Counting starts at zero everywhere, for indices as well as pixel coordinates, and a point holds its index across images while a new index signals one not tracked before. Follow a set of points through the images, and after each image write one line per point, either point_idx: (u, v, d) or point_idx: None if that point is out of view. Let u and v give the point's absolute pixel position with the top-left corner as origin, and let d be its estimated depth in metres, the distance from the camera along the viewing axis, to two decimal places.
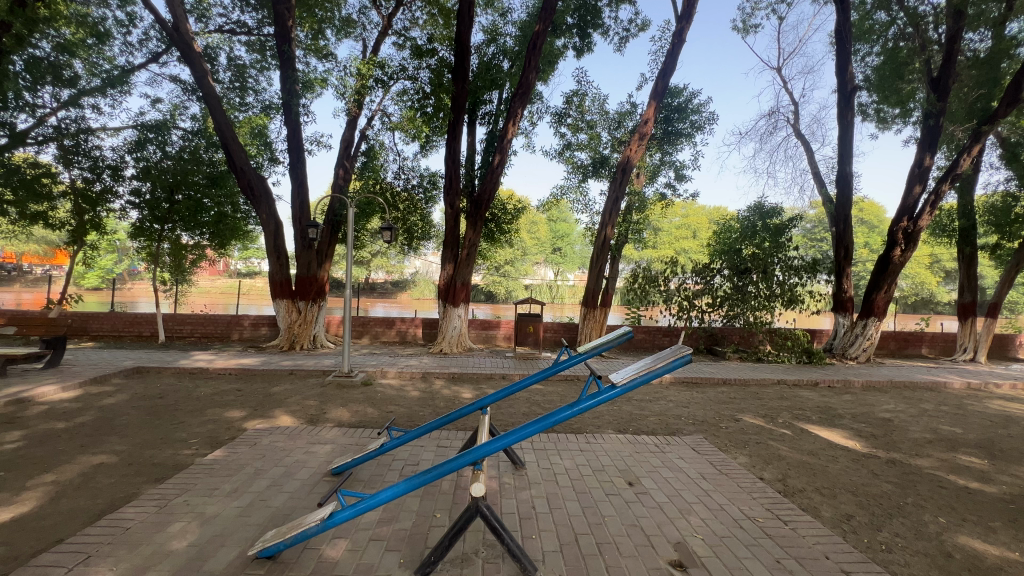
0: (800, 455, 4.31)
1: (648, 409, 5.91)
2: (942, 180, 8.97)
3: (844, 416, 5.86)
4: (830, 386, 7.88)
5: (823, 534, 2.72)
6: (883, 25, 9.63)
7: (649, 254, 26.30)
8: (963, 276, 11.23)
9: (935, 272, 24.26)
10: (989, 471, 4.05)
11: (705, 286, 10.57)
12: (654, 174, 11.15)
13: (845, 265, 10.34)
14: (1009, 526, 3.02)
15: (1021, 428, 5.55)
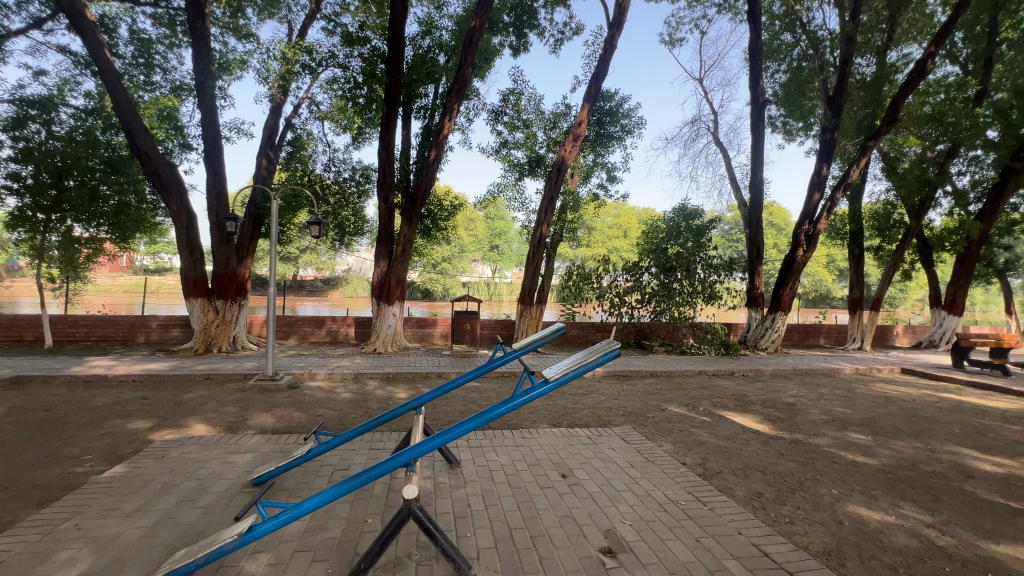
0: (717, 440, 4.65)
1: (582, 403, 6.10)
2: (836, 188, 10.01)
3: (755, 403, 6.42)
4: (744, 375, 8.58)
5: (736, 512, 2.95)
6: (788, 46, 10.65)
7: (583, 252, 27.19)
8: (853, 274, 12.63)
9: (831, 271, 27.18)
10: (872, 446, 4.61)
11: (634, 283, 11.08)
12: (587, 175, 11.53)
13: (756, 263, 11.24)
14: (887, 493, 3.45)
15: (897, 407, 6.38)
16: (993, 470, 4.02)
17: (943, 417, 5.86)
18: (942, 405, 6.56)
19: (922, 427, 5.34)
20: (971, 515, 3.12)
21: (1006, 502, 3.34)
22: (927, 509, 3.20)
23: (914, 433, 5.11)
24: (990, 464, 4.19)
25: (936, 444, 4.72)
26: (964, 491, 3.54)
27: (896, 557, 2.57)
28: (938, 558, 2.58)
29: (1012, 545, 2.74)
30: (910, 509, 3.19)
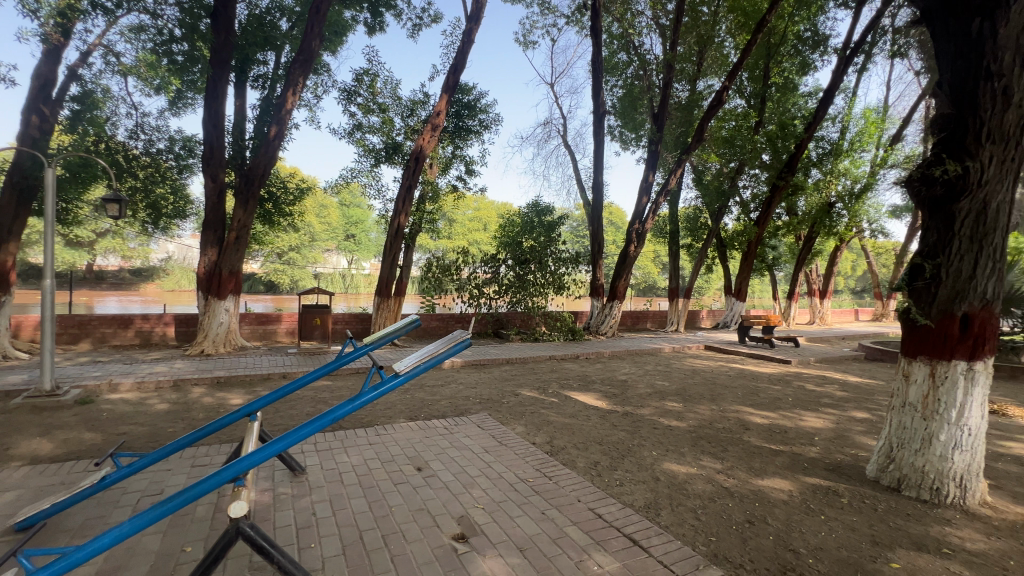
0: (563, 418, 5.09)
1: (440, 394, 6.11)
2: (659, 193, 11.64)
3: (595, 382, 7.18)
4: (587, 357, 9.52)
5: (577, 482, 3.26)
6: (623, 64, 12.04)
7: (444, 244, 27.26)
8: (672, 268, 14.89)
9: (656, 265, 31.73)
10: (682, 411, 5.53)
11: (491, 275, 11.47)
12: (446, 166, 11.51)
13: (598, 257, 12.50)
14: (692, 449, 4.15)
15: (701, 377, 7.74)
16: (761, 422, 5.13)
17: (731, 383, 7.30)
18: (730, 374, 8.17)
19: (716, 393, 6.58)
20: (746, 459, 3.93)
21: (768, 446, 4.29)
22: (718, 458, 3.95)
23: (712, 397, 6.26)
24: (760, 417, 5.34)
25: (725, 405, 5.86)
26: (743, 441, 4.45)
27: (696, 501, 3.12)
28: (724, 496, 3.19)
29: (771, 478, 3.54)
30: (707, 460, 3.89)
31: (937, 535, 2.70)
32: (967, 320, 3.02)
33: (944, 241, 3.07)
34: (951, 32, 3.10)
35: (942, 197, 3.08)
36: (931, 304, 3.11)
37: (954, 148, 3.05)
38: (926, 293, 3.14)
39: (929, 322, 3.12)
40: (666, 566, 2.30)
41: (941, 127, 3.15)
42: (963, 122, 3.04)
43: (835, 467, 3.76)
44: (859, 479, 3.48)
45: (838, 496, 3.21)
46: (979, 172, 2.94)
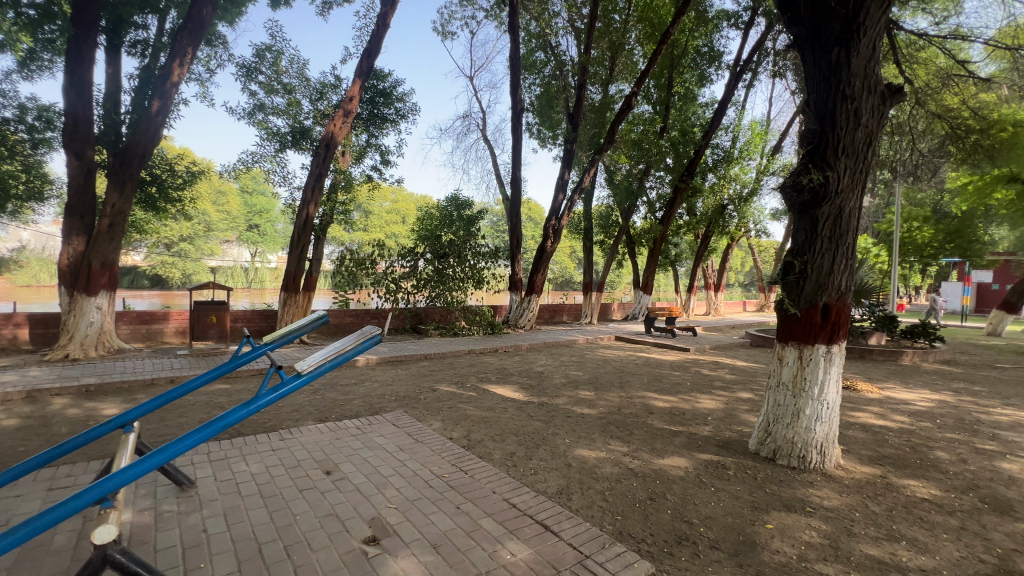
0: (481, 411, 5.12)
1: (353, 393, 5.85)
2: (574, 191, 12.08)
3: (513, 374, 7.31)
4: (505, 351, 9.66)
5: (492, 475, 3.29)
6: (541, 63, 12.29)
7: (359, 236, 26.09)
8: (586, 263, 15.53)
9: (572, 260, 33.01)
10: (594, 399, 5.82)
11: (410, 269, 11.14)
12: (360, 155, 10.99)
13: (516, 251, 12.68)
14: (601, 435, 4.38)
15: (611, 366, 8.19)
16: (663, 406, 5.55)
17: (638, 371, 7.82)
18: (638, 362, 8.74)
19: (625, 380, 7.01)
20: (649, 441, 4.23)
21: (668, 428, 4.65)
22: (625, 441, 4.21)
23: (620, 385, 6.65)
24: (662, 401, 5.77)
25: (632, 391, 6.27)
26: (647, 424, 4.78)
27: (604, 483, 3.30)
28: (630, 477, 3.41)
29: (670, 457, 3.84)
30: (615, 444, 4.13)
31: (802, 496, 3.10)
32: (826, 309, 3.49)
33: (809, 241, 3.51)
34: (816, 58, 3.54)
35: (808, 203, 3.53)
36: (800, 295, 3.55)
37: (818, 160, 3.48)
38: (796, 287, 3.57)
39: (798, 311, 3.56)
40: (575, 548, 2.40)
41: (808, 141, 3.60)
42: (824, 137, 3.47)
43: (724, 443, 4.18)
44: (743, 453, 3.90)
45: (726, 469, 3.57)
46: (836, 182, 3.40)
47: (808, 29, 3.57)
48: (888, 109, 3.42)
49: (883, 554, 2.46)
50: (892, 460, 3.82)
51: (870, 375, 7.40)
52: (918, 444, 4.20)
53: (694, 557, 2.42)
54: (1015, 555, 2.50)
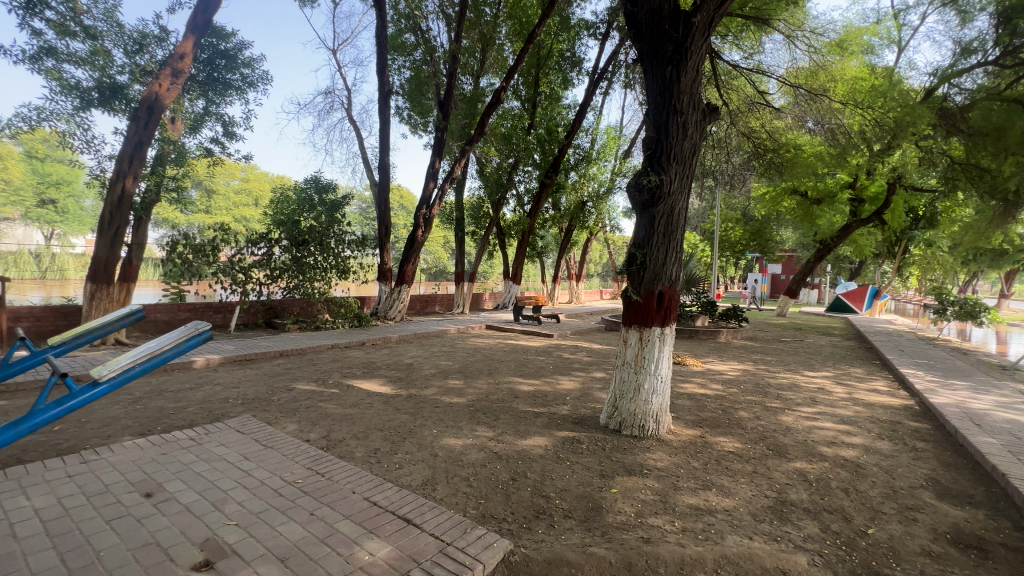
0: (343, 409, 4.81)
1: (186, 399, 5.05)
2: (445, 180, 11.97)
3: (380, 368, 7.04)
4: (373, 344, 9.24)
5: (353, 474, 3.13)
6: (410, 45, 11.82)
7: (199, 218, 22.47)
8: (458, 253, 15.55)
9: (446, 250, 32.93)
10: (463, 387, 5.88)
11: (264, 257, 9.87)
12: (196, 124, 9.45)
13: (385, 240, 12.15)
14: (468, 422, 4.45)
15: (481, 355, 8.36)
16: (528, 389, 5.83)
17: (506, 357, 8.12)
18: (506, 349, 9.08)
19: (493, 367, 7.22)
20: (514, 424, 4.42)
21: (531, 410, 4.91)
22: (491, 426, 4.33)
23: (489, 372, 6.82)
24: (527, 385, 6.07)
25: (500, 377, 6.49)
26: (512, 408, 4.98)
27: (469, 469, 3.36)
28: (494, 461, 3.52)
29: (532, 437, 4.06)
30: (481, 430, 4.23)
31: (641, 461, 3.53)
32: (661, 296, 4.00)
33: (648, 236, 3.97)
34: (654, 73, 3.98)
35: (647, 201, 3.99)
36: (641, 284, 4.01)
37: (655, 164, 3.95)
38: (637, 276, 4.02)
39: (639, 298, 4.02)
40: (437, 537, 2.41)
41: (647, 147, 4.05)
42: (660, 144, 3.94)
43: (579, 420, 4.56)
44: (595, 427, 4.30)
45: (580, 443, 3.89)
46: (668, 184, 3.90)
47: (649, 47, 4.01)
48: (708, 125, 4.01)
49: (699, 501, 2.92)
50: (708, 422, 4.56)
51: (696, 352, 8.73)
52: (727, 407, 5.09)
53: (550, 528, 2.59)
54: (787, 488, 3.17)
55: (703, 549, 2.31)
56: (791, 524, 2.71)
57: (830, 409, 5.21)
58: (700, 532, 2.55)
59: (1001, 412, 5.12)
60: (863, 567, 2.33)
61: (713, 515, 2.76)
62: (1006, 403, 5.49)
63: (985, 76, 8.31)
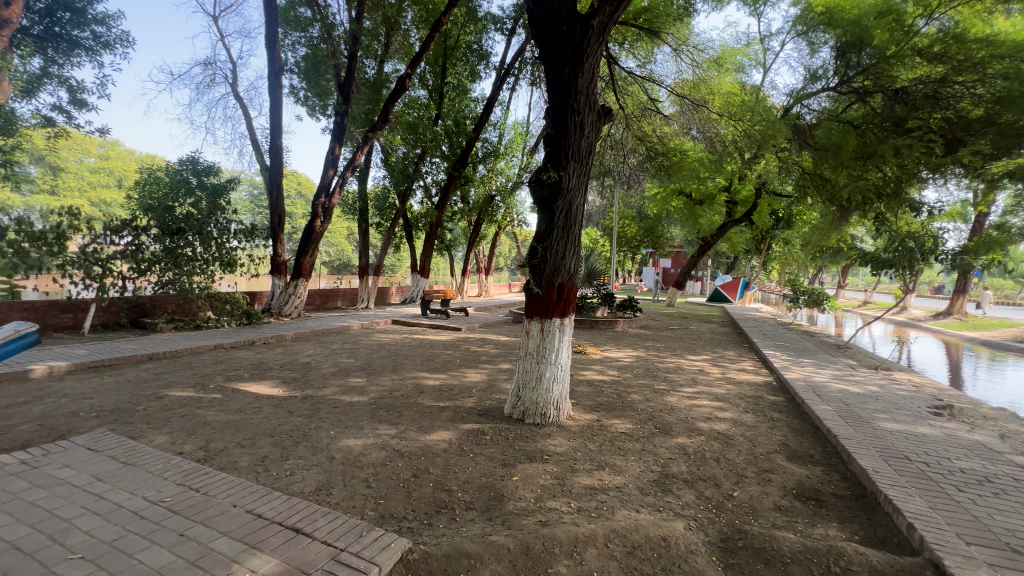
0: (226, 415, 4.35)
1: (19, 415, 4.21)
2: (346, 169, 11.30)
3: (273, 368, 6.48)
4: (265, 343, 8.47)
5: (234, 486, 2.84)
6: (305, 21, 10.91)
7: (40, 201, 18.84)
8: (362, 245, 14.80)
9: (350, 242, 31.34)
10: (365, 385, 5.62)
11: (129, 247, 8.56)
12: (31, 87, 7.88)
13: (278, 230, 11.19)
14: (369, 421, 4.27)
15: (385, 350, 8.07)
16: (433, 384, 5.75)
17: (412, 352, 7.93)
18: (412, 344, 8.86)
19: (398, 363, 7.00)
20: (417, 420, 4.33)
21: (436, 404, 4.85)
22: (393, 424, 4.20)
23: (393, 368, 6.60)
24: (432, 379, 5.98)
25: (405, 373, 6.30)
26: (417, 403, 4.88)
27: (368, 470, 3.22)
28: (396, 459, 3.41)
29: (436, 432, 4.01)
30: (383, 428, 4.08)
31: (541, 447, 3.66)
32: (561, 288, 4.15)
33: (549, 230, 4.09)
34: (554, 72, 4.10)
35: (548, 196, 4.10)
36: (541, 277, 4.14)
37: (555, 160, 4.09)
38: (539, 269, 4.13)
39: (539, 290, 4.14)
40: (329, 544, 2.28)
41: (548, 143, 4.17)
42: (559, 141, 4.08)
43: (484, 412, 4.60)
44: (499, 418, 4.36)
45: (484, 435, 3.93)
46: (567, 180, 4.05)
47: (550, 47, 4.11)
48: (603, 126, 4.22)
49: (593, 481, 3.10)
50: (604, 406, 4.86)
51: (596, 341, 9.24)
52: (621, 391, 5.46)
53: (451, 522, 2.58)
54: (670, 462, 3.48)
55: (595, 526, 2.45)
56: (672, 494, 2.98)
57: (707, 388, 5.83)
58: (593, 511, 2.70)
59: (835, 383, 6.11)
60: (728, 525, 2.63)
61: (605, 493, 2.95)
62: (839, 376, 6.58)
63: (828, 100, 9.78)
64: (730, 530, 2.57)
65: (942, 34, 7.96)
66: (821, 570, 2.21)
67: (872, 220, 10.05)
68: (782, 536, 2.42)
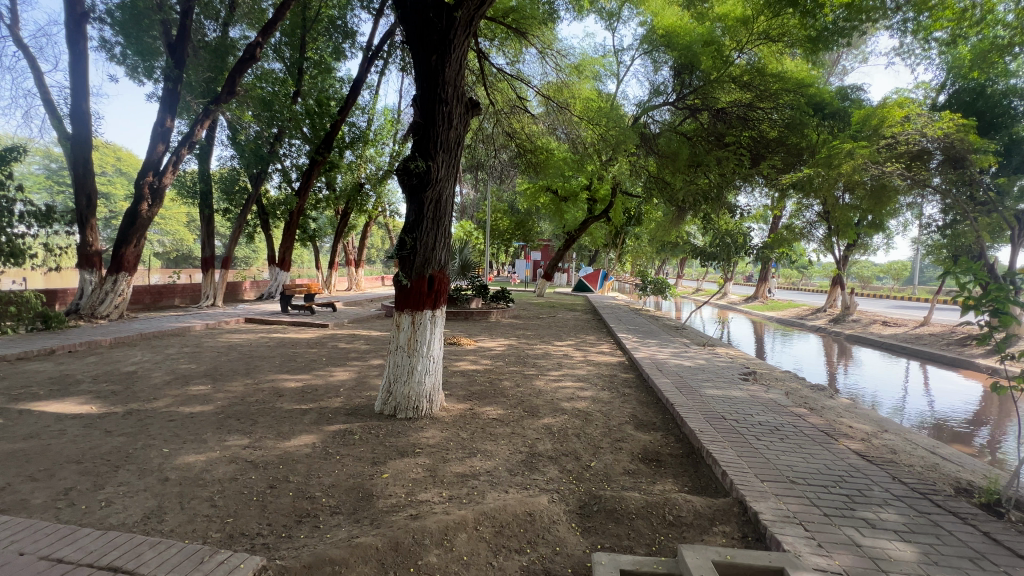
0: (12, 444, 3.46)
1: None
2: (181, 144, 9.70)
3: (82, 382, 5.31)
4: (72, 352, 6.92)
5: (23, 531, 2.29)
6: None
7: None
8: (205, 233, 12.88)
9: (191, 230, 27.22)
10: (210, 393, 4.93)
11: None
12: None
13: (88, 214, 9.19)
14: (215, 432, 3.76)
15: (236, 353, 7.16)
16: (295, 386, 5.28)
17: (270, 353, 7.17)
18: (271, 344, 8.02)
19: (253, 365, 6.28)
20: (275, 426, 3.94)
21: (298, 407, 4.47)
22: (245, 433, 3.76)
23: (246, 372, 5.90)
24: (294, 381, 5.49)
25: (261, 376, 5.68)
26: (275, 408, 4.44)
27: (214, 486, 2.85)
28: (247, 471, 3.06)
29: (298, 436, 3.70)
30: (234, 438, 3.63)
31: (413, 441, 3.61)
32: (431, 280, 4.11)
33: (418, 220, 4.04)
34: (420, 59, 4.03)
35: (416, 186, 4.04)
36: (411, 268, 4.05)
37: (423, 149, 4.03)
38: (408, 261, 4.05)
39: (409, 282, 4.06)
40: None
41: (415, 132, 4.09)
42: (427, 130, 4.03)
43: (352, 411, 4.37)
44: (369, 416, 4.20)
45: (352, 434, 3.74)
46: (435, 170, 4.01)
47: (415, 32, 4.01)
48: (471, 119, 4.27)
49: (465, 468, 3.16)
50: (477, 394, 4.97)
51: (470, 332, 9.37)
52: (493, 379, 5.64)
53: (313, 530, 2.41)
54: (537, 442, 3.70)
55: (466, 511, 2.51)
56: (538, 472, 3.18)
57: (571, 370, 6.30)
58: (464, 497, 2.76)
59: (673, 359, 7.10)
60: (585, 493, 2.89)
61: (476, 478, 3.02)
62: (677, 353, 7.64)
63: (668, 113, 11.12)
64: (587, 497, 2.83)
65: (749, 66, 9.55)
66: (660, 520, 2.56)
67: (702, 219, 11.85)
68: (629, 496, 2.74)
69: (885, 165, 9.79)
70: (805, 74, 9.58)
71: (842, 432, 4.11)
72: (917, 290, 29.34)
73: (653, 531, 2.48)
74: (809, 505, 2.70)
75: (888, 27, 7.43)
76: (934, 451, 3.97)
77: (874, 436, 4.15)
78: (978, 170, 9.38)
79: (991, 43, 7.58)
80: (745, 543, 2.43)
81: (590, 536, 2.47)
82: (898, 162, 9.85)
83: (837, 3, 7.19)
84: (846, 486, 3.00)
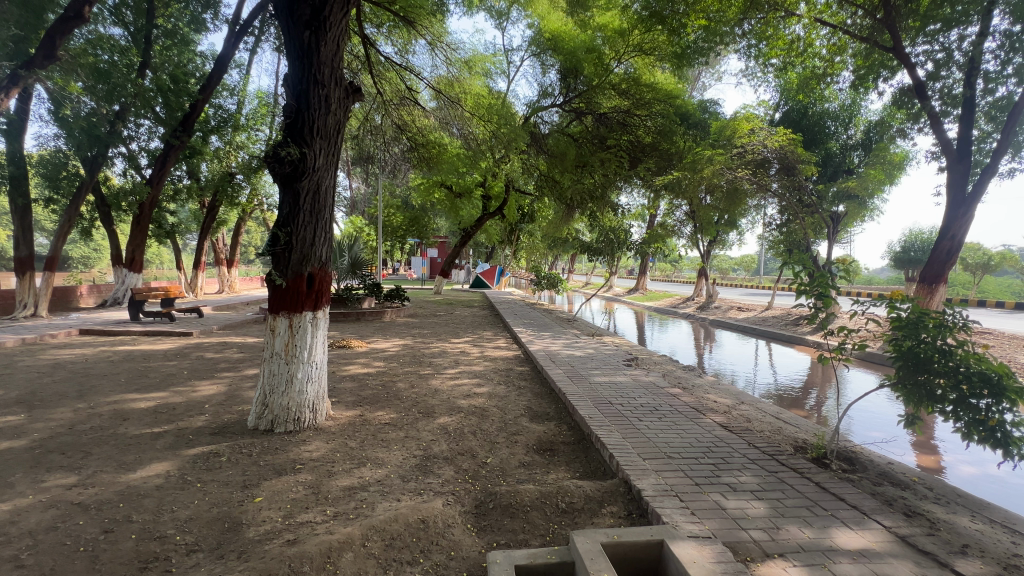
0: None
1: None
2: None
3: None
4: None
5: None
6: None
7: None
8: (19, 229, 10.41)
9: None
10: (23, 424, 3.98)
11: None
12: None
13: None
14: (28, 473, 3.03)
15: (65, 372, 5.91)
16: (146, 406, 4.49)
17: (112, 370, 6.04)
18: (114, 358, 6.78)
19: (88, 386, 5.23)
20: (116, 456, 3.30)
21: (147, 431, 3.80)
22: (72, 469, 3.09)
23: (78, 395, 4.88)
24: (145, 401, 4.68)
25: (99, 399, 4.73)
26: (116, 435, 3.72)
27: (21, 542, 2.28)
28: (73, 516, 2.51)
29: (146, 466, 3.14)
30: (54, 478, 2.96)
31: (293, 457, 3.26)
32: (310, 279, 3.76)
33: (292, 214, 3.65)
34: (291, 36, 3.65)
35: (290, 175, 3.64)
36: (286, 267, 3.66)
37: (296, 135, 3.65)
38: (283, 258, 3.64)
39: (285, 282, 3.66)
40: None
41: (286, 116, 3.69)
42: (300, 116, 3.66)
43: (219, 429, 3.85)
44: (241, 433, 3.73)
45: (218, 456, 3.28)
46: (312, 159, 3.67)
47: (284, 6, 3.62)
48: (352, 105, 3.96)
49: (352, 481, 2.93)
50: (368, 399, 4.68)
51: (362, 333, 8.87)
52: (386, 382, 5.35)
53: None
54: (432, 444, 3.58)
55: (352, 528, 2.32)
56: (432, 475, 3.07)
57: (467, 368, 6.24)
58: (351, 512, 2.55)
59: (565, 350, 7.40)
60: (481, 492, 2.84)
61: (365, 490, 2.82)
62: (569, 344, 7.99)
63: (556, 115, 11.50)
64: (482, 495, 2.79)
65: (626, 76, 10.29)
66: (552, 509, 2.61)
67: (588, 218, 12.59)
68: (524, 489, 2.76)
69: (737, 171, 11.25)
70: (673, 87, 10.56)
71: (708, 407, 4.61)
72: (761, 276, 34.37)
73: (547, 521, 2.52)
74: (684, 477, 2.96)
75: (737, 50, 8.50)
76: (778, 416, 4.62)
77: (733, 408, 4.72)
78: (804, 177, 11.20)
79: (811, 71, 9.00)
80: (631, 520, 2.58)
81: (487, 535, 2.44)
82: (747, 169, 11.34)
83: (697, 25, 8.12)
84: (713, 456, 3.35)
